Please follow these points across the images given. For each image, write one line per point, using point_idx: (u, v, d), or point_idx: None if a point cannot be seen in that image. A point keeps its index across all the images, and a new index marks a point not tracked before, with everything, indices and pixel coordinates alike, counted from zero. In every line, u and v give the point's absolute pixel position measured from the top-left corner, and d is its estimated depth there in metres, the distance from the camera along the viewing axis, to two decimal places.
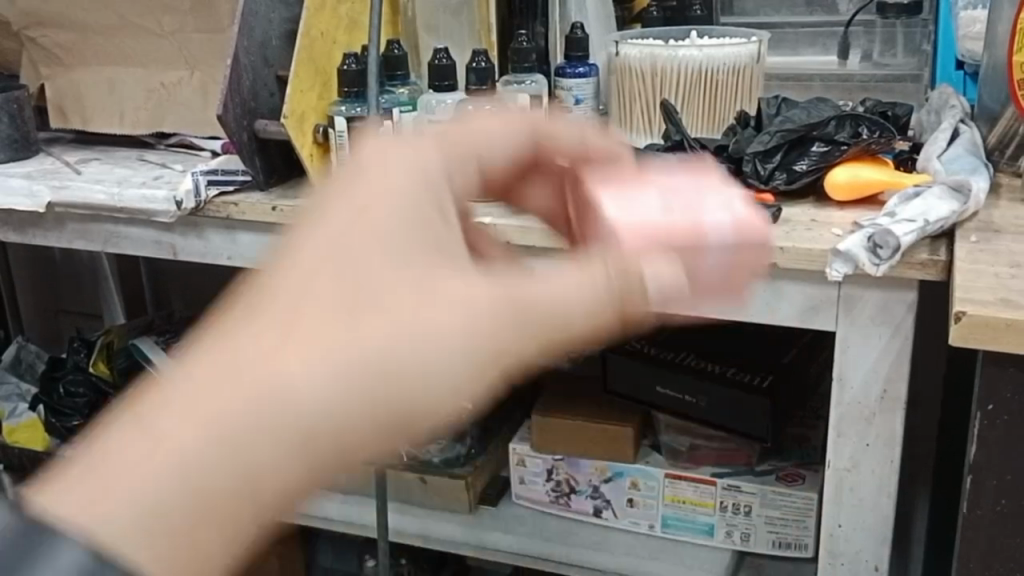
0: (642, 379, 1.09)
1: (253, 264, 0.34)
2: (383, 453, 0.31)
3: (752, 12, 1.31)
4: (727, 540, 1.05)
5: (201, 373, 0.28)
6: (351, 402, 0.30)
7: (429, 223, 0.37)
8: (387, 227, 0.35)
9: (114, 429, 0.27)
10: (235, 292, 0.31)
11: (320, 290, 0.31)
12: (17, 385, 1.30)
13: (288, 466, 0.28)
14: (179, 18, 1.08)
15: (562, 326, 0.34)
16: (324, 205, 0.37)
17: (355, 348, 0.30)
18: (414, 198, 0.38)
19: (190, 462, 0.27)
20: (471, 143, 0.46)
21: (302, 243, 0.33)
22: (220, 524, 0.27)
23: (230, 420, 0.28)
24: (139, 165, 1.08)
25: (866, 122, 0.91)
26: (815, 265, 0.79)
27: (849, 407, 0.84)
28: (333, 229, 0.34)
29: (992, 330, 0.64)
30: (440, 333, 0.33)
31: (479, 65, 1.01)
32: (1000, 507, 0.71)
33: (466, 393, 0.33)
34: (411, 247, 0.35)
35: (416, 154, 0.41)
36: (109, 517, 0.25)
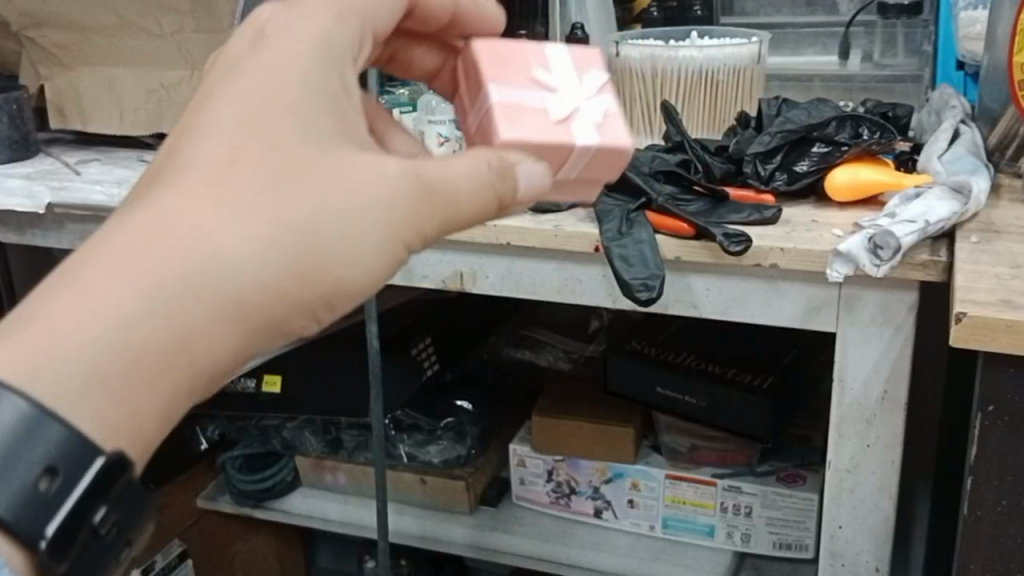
0: (640, 379, 1.07)
1: (179, 136, 0.46)
2: (307, 313, 0.45)
3: (752, 13, 1.31)
4: (727, 540, 1.05)
5: (135, 246, 0.42)
6: (267, 273, 0.43)
7: (317, 87, 0.47)
8: (287, 105, 0.46)
9: (65, 298, 0.41)
10: (172, 168, 0.44)
11: (233, 176, 0.44)
12: None
13: (214, 322, 0.42)
14: (179, 19, 1.08)
15: (418, 210, 0.47)
16: (228, 83, 0.47)
17: (272, 221, 0.43)
18: (312, 72, 0.48)
19: (132, 321, 0.41)
20: (358, 8, 0.53)
21: (214, 126, 0.45)
22: (153, 364, 0.41)
23: (166, 285, 0.41)
24: (138, 166, 1.09)
25: (866, 124, 0.91)
26: (816, 266, 0.79)
27: (849, 408, 0.84)
28: (241, 109, 0.46)
29: (994, 331, 0.64)
30: (343, 217, 0.45)
31: None
32: (1001, 508, 0.71)
33: (375, 269, 0.46)
34: (306, 129, 0.46)
35: (308, 26, 0.50)
36: (56, 379, 0.39)
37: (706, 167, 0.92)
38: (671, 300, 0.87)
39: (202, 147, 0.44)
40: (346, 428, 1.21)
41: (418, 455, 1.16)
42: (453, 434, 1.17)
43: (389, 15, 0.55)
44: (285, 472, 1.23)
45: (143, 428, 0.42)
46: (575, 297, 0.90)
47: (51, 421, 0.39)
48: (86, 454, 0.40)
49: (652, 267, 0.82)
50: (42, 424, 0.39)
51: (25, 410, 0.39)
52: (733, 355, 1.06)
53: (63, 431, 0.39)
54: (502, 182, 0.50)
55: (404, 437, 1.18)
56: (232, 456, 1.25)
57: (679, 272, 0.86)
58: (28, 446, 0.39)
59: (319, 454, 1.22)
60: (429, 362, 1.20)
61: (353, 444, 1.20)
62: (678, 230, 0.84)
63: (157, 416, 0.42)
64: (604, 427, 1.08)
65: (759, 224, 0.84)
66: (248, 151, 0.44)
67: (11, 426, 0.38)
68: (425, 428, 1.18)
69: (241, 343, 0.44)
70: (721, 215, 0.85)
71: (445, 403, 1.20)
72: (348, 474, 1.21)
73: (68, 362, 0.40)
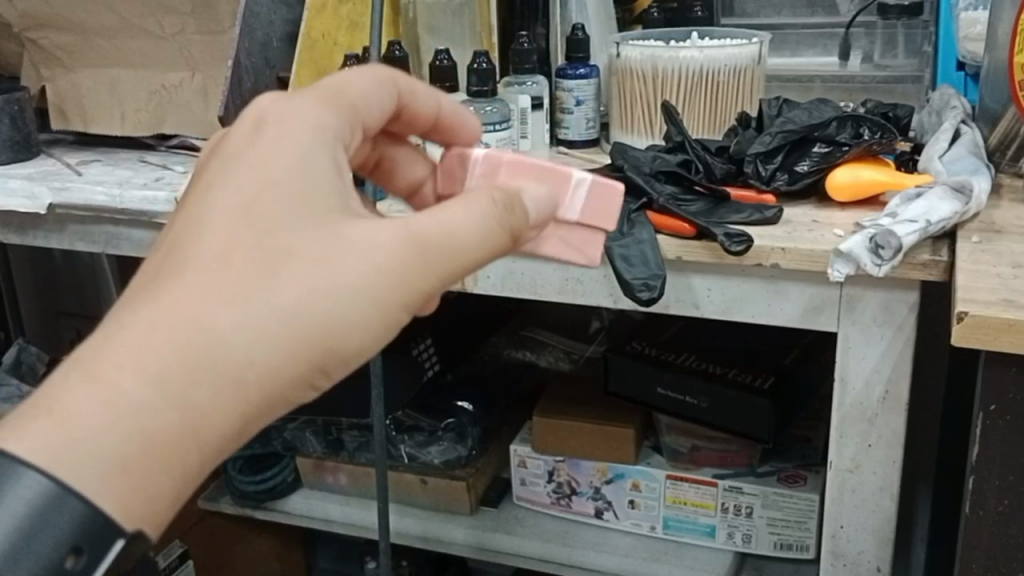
0: (641, 379, 1.07)
1: (180, 225, 0.46)
2: (307, 386, 0.45)
3: (753, 13, 1.31)
4: (728, 541, 1.05)
5: (142, 339, 0.42)
6: (269, 355, 0.43)
7: (313, 170, 0.47)
8: (283, 190, 0.46)
9: (77, 391, 0.41)
10: (173, 258, 0.44)
11: (231, 264, 0.44)
12: (17, 387, 1.30)
13: (222, 405, 0.42)
14: (180, 19, 1.07)
15: (416, 276, 0.47)
16: (225, 173, 0.47)
17: (270, 308, 0.44)
18: (308, 157, 0.48)
19: (144, 411, 0.41)
20: (352, 99, 0.53)
21: (214, 213, 0.45)
22: (165, 452, 0.41)
23: (174, 374, 0.41)
24: (140, 167, 1.09)
25: (867, 123, 0.91)
26: (817, 266, 0.79)
27: (850, 407, 0.84)
28: (238, 196, 0.46)
29: (996, 330, 0.64)
30: (338, 291, 0.45)
31: (481, 65, 1.00)
32: (1003, 507, 0.71)
33: (373, 336, 0.46)
34: (302, 210, 0.46)
35: (300, 115, 0.50)
36: (75, 467, 0.40)
37: (707, 168, 0.92)
38: (672, 299, 0.87)
39: (203, 235, 0.45)
40: (347, 429, 1.21)
41: (419, 455, 1.16)
42: (454, 434, 1.17)
43: (385, 101, 0.56)
44: (286, 473, 1.23)
45: (155, 510, 0.42)
46: (577, 297, 0.90)
47: (72, 501, 0.40)
48: (105, 535, 0.41)
49: (653, 267, 0.82)
50: (63, 502, 0.40)
51: (46, 487, 0.40)
52: (734, 356, 1.06)
53: (81, 508, 0.40)
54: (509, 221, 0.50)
55: (404, 438, 1.18)
56: (233, 458, 1.24)
57: (680, 272, 0.86)
58: (47, 527, 0.40)
59: (319, 456, 1.22)
60: (430, 363, 1.21)
61: (354, 445, 1.20)
62: (677, 230, 0.84)
63: (168, 499, 0.42)
64: (605, 427, 1.08)
65: (759, 225, 0.84)
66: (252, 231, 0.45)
67: (32, 505, 0.40)
68: (426, 429, 1.18)
69: (248, 423, 0.44)
70: (721, 215, 0.85)
71: (446, 403, 1.21)
72: (348, 475, 1.21)
73: (84, 454, 0.40)
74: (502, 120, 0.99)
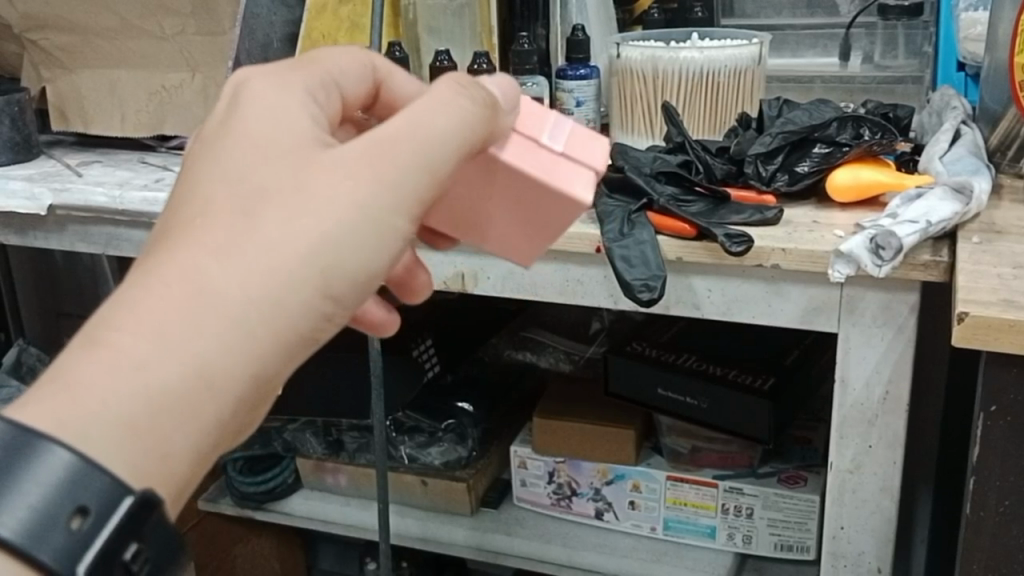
0: (641, 380, 1.07)
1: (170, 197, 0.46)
2: (309, 323, 0.44)
3: (753, 14, 1.31)
4: (728, 542, 1.05)
5: (140, 297, 0.41)
6: (268, 286, 0.43)
7: (287, 119, 0.48)
8: (263, 143, 0.46)
9: (77, 356, 0.40)
10: (165, 226, 0.44)
11: (218, 213, 0.44)
12: (17, 388, 1.30)
13: (225, 344, 0.42)
14: (181, 20, 1.07)
15: (400, 186, 0.47)
16: (206, 145, 0.47)
17: (262, 244, 0.43)
18: (282, 110, 0.48)
19: (146, 361, 0.40)
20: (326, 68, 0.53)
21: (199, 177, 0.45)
22: (174, 398, 0.40)
23: (175, 322, 0.41)
24: (140, 168, 1.09)
25: (867, 124, 0.91)
26: (817, 266, 0.79)
27: (851, 408, 0.84)
28: (220, 157, 0.46)
29: (996, 331, 0.64)
30: (328, 212, 0.45)
31: (481, 66, 1.00)
32: (1004, 508, 0.70)
33: (368, 255, 0.46)
34: (283, 153, 0.46)
35: (269, 76, 0.50)
36: (84, 428, 0.38)
37: (707, 169, 0.92)
38: (672, 301, 0.87)
39: (192, 200, 0.45)
40: (347, 430, 1.21)
41: (419, 457, 1.16)
42: (454, 435, 1.17)
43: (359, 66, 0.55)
44: (286, 475, 1.23)
45: (170, 465, 0.40)
46: (577, 298, 0.90)
47: (99, 475, 0.37)
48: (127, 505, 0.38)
49: (654, 269, 0.82)
50: (85, 473, 0.37)
51: (73, 460, 0.37)
52: (735, 357, 1.06)
53: (107, 479, 0.37)
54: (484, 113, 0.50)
55: (404, 439, 1.17)
56: (233, 459, 1.24)
57: (680, 273, 0.86)
58: (73, 501, 0.37)
59: (319, 457, 1.22)
60: (430, 364, 1.19)
61: (353, 446, 1.20)
62: (679, 231, 0.84)
63: (185, 459, 0.41)
64: (605, 428, 1.08)
65: (760, 225, 0.84)
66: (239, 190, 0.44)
67: (58, 483, 0.36)
68: (425, 430, 1.18)
69: (259, 364, 0.43)
70: (721, 216, 0.85)
71: (446, 404, 1.20)
72: (348, 476, 1.21)
73: (91, 411, 0.38)
74: None
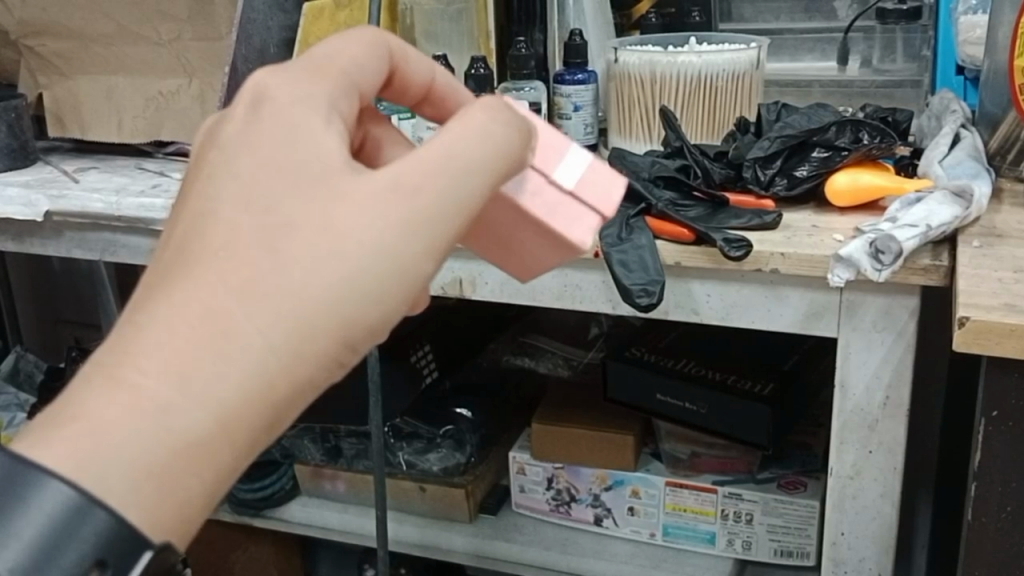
0: (641, 386, 1.06)
1: (187, 215, 0.42)
2: (331, 366, 0.41)
3: (751, 19, 1.31)
4: (728, 548, 1.04)
5: (160, 334, 0.38)
6: (290, 335, 0.40)
7: (314, 135, 0.43)
8: (290, 164, 0.42)
9: (94, 395, 0.37)
10: (184, 248, 0.41)
11: (241, 246, 0.40)
12: (15, 395, 1.29)
13: (244, 397, 0.39)
14: (177, 26, 1.07)
15: (429, 226, 0.43)
16: (228, 154, 0.43)
17: (288, 288, 0.40)
18: (308, 126, 0.44)
19: (167, 411, 0.37)
20: (345, 74, 0.47)
21: (223, 198, 0.42)
22: (193, 452, 0.38)
23: (197, 370, 0.38)
24: (137, 174, 1.09)
25: (866, 128, 0.91)
26: (816, 271, 0.79)
27: (850, 414, 0.84)
28: (243, 177, 0.42)
29: (997, 335, 0.64)
30: (351, 256, 0.41)
31: (478, 71, 0.99)
32: (1005, 514, 0.70)
33: (393, 302, 0.42)
34: (308, 179, 0.42)
35: (291, 83, 0.45)
36: (101, 478, 0.36)
37: (705, 173, 0.91)
38: (671, 306, 0.87)
39: (211, 221, 0.41)
40: (346, 436, 1.20)
41: (418, 463, 1.15)
42: (452, 441, 1.16)
43: (378, 75, 0.50)
44: (285, 481, 1.23)
45: (184, 518, 0.38)
46: (576, 303, 0.90)
47: (99, 513, 0.36)
48: (133, 544, 0.37)
49: (652, 273, 0.82)
50: (88, 514, 0.36)
51: (73, 500, 0.36)
52: (735, 362, 1.05)
53: (110, 518, 0.36)
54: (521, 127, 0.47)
55: (403, 445, 1.17)
56: None
57: (679, 278, 0.85)
58: (71, 538, 0.36)
59: (318, 462, 1.21)
60: (428, 370, 1.19)
61: (353, 452, 1.20)
62: (676, 235, 0.84)
63: (197, 506, 0.39)
64: (604, 435, 1.07)
65: (758, 229, 0.84)
66: (262, 216, 0.41)
67: (55, 518, 0.35)
68: (424, 436, 1.17)
69: (273, 411, 0.40)
70: (720, 220, 0.85)
71: (444, 411, 1.20)
72: (347, 482, 1.20)
73: (111, 462, 0.36)
74: None
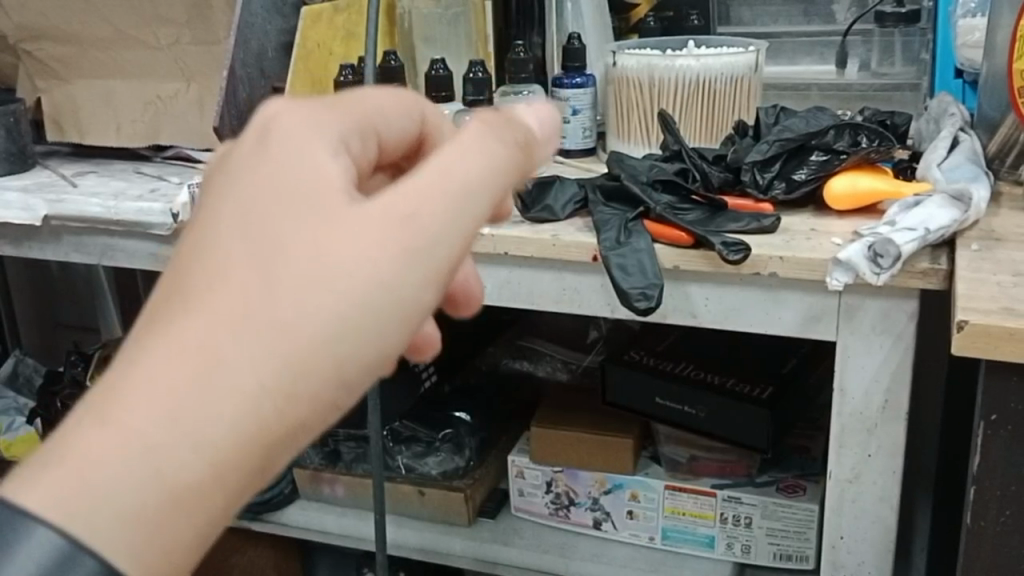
0: (640, 389, 1.06)
1: (183, 230, 0.35)
2: (339, 408, 0.35)
3: (749, 22, 1.31)
4: (727, 552, 1.04)
5: (150, 369, 0.32)
6: (292, 368, 0.33)
7: (325, 147, 0.37)
8: (297, 173, 0.36)
9: (82, 432, 0.31)
10: (172, 270, 0.34)
11: (242, 263, 0.34)
12: (15, 399, 1.29)
13: (246, 441, 0.32)
14: (175, 30, 1.07)
15: (447, 241, 0.37)
16: (231, 166, 0.37)
17: (294, 314, 0.33)
18: (324, 135, 0.38)
19: (158, 453, 0.31)
20: (355, 106, 0.41)
21: (225, 209, 0.35)
22: (187, 505, 0.31)
23: (189, 410, 0.31)
24: (135, 178, 1.09)
25: (864, 131, 0.90)
26: (815, 274, 0.79)
27: (850, 417, 0.83)
28: (249, 184, 0.36)
29: (995, 339, 0.64)
30: (362, 276, 0.35)
31: (476, 76, 0.98)
32: (1005, 518, 0.70)
33: (410, 330, 0.36)
34: (308, 190, 0.36)
35: (301, 98, 0.39)
36: (93, 525, 0.30)
37: (703, 177, 0.92)
38: (670, 310, 0.86)
39: (203, 235, 0.35)
40: (344, 439, 1.21)
41: (416, 466, 1.16)
42: (451, 445, 1.16)
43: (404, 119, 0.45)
44: (284, 485, 1.22)
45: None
46: (575, 307, 0.90)
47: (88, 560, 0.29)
48: None
49: (650, 277, 0.82)
50: (74, 563, 0.29)
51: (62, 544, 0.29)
52: (734, 365, 1.05)
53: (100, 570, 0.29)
54: (519, 158, 0.40)
55: (402, 449, 1.17)
56: None
57: (677, 282, 0.85)
58: None
59: (317, 467, 1.21)
60: (427, 374, 1.23)
61: (351, 456, 1.20)
62: (676, 239, 0.83)
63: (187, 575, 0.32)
64: (602, 438, 1.07)
65: (757, 233, 0.84)
66: (269, 230, 0.35)
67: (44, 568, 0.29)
68: (422, 440, 1.17)
69: (274, 459, 0.33)
70: (718, 224, 0.85)
71: (442, 413, 1.20)
72: (346, 486, 1.20)
73: (100, 510, 0.30)
74: None
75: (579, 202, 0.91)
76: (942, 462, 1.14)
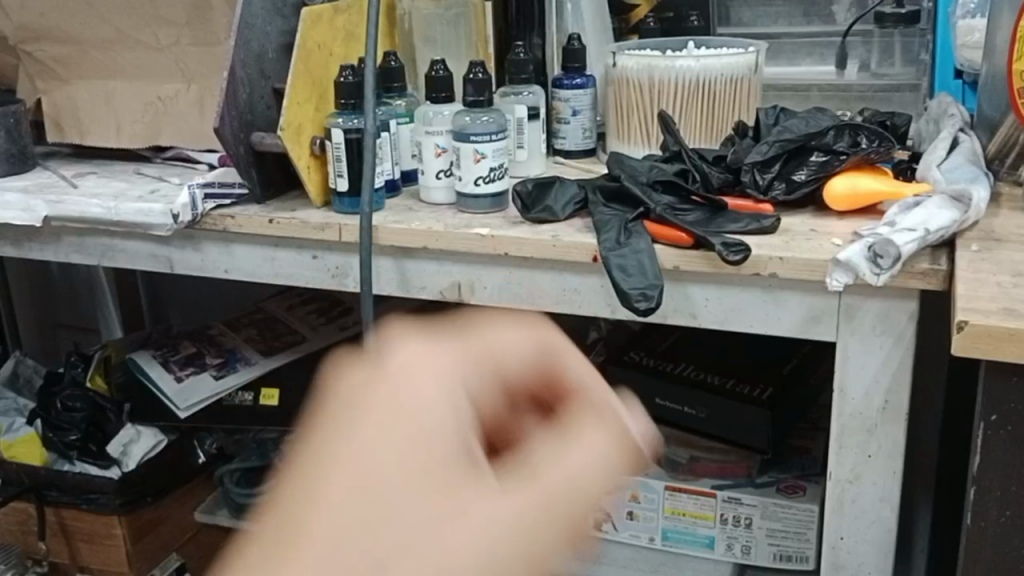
0: (641, 390, 1.07)
1: (297, 489, 0.43)
2: None
3: (749, 23, 1.31)
4: (727, 553, 1.03)
5: None
6: None
7: (440, 442, 0.44)
8: (416, 464, 0.44)
9: None
10: (295, 515, 0.42)
11: (359, 535, 0.41)
12: (15, 400, 1.29)
13: None
14: (175, 31, 1.07)
15: (533, 533, 0.43)
16: (348, 432, 0.45)
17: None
18: (440, 421, 0.45)
19: None
20: (479, 362, 0.48)
21: (336, 483, 0.43)
22: None
23: None
24: (135, 178, 1.09)
25: (864, 132, 0.89)
26: (815, 275, 0.79)
27: (850, 418, 0.83)
28: (364, 466, 0.43)
29: (995, 339, 0.64)
30: (450, 558, 0.41)
31: (476, 76, 0.94)
32: (1004, 519, 0.70)
33: None
34: (425, 481, 0.43)
35: (429, 363, 0.48)
36: None
37: (703, 178, 0.92)
38: (670, 311, 0.87)
39: (322, 502, 0.42)
40: None
41: None
42: None
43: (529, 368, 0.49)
44: None
45: None
46: (574, 308, 0.90)
47: None
48: None
49: (650, 278, 0.82)
50: None
51: None
52: (734, 367, 1.06)
53: None
54: (629, 463, 0.46)
55: None
56: (231, 470, 1.25)
57: (677, 282, 0.85)
58: None
59: None
60: None
61: None
62: (675, 240, 0.83)
63: None
64: None
65: (757, 234, 0.84)
66: (381, 522, 0.42)
67: None
68: None
69: None
70: (718, 225, 0.85)
71: None
72: None
73: None
74: (498, 130, 0.93)
75: (579, 203, 0.91)
76: (942, 462, 1.14)
